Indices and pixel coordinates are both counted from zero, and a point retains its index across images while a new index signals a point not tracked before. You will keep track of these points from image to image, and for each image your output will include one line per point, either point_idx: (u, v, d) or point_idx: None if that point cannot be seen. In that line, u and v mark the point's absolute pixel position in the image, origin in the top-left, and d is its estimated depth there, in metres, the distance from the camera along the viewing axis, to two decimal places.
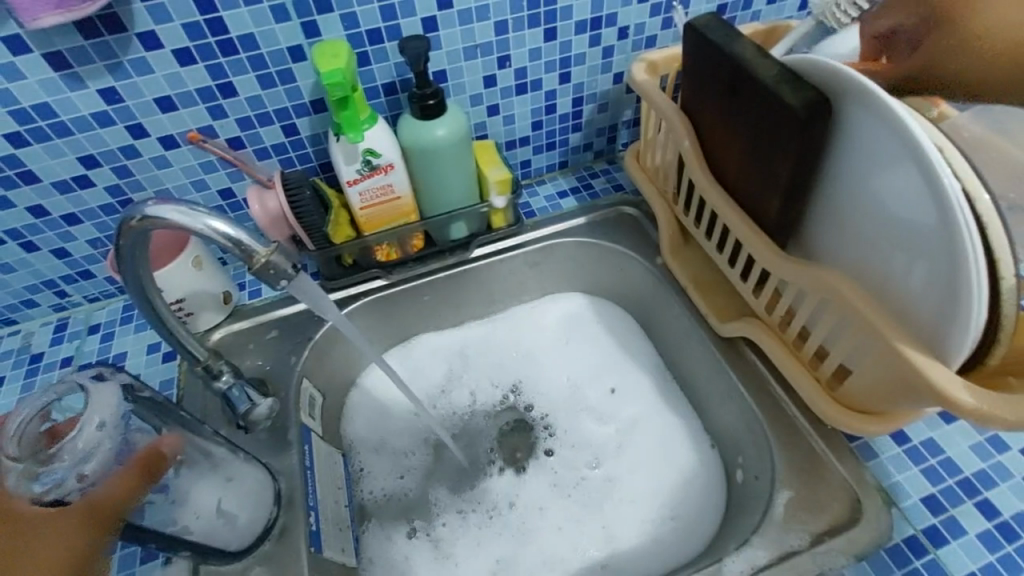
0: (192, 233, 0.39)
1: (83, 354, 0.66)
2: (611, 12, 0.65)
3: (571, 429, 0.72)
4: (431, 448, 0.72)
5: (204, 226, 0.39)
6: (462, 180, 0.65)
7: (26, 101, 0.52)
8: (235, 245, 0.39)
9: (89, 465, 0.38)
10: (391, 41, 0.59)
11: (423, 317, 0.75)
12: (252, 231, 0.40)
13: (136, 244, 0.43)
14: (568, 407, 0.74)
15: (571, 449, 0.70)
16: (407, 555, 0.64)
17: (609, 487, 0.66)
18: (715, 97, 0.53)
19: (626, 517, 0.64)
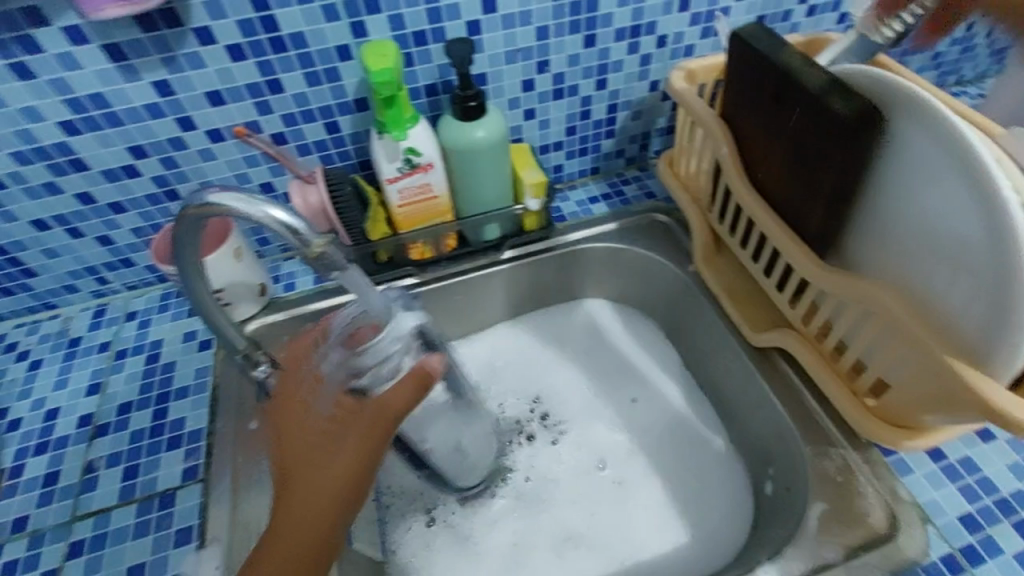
0: (249, 220, 0.39)
1: (120, 339, 0.68)
2: (651, 21, 0.66)
3: (582, 428, 0.72)
4: None
5: (261, 214, 0.38)
6: (498, 181, 0.66)
7: (82, 90, 0.53)
8: (290, 233, 0.39)
9: (386, 366, 0.44)
10: (436, 44, 0.60)
11: (468, 313, 0.76)
12: (307, 219, 0.39)
13: (190, 241, 0.44)
14: (594, 413, 0.73)
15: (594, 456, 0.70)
16: (430, 550, 0.64)
17: (625, 489, 0.66)
18: (758, 105, 0.53)
19: (642, 519, 0.64)
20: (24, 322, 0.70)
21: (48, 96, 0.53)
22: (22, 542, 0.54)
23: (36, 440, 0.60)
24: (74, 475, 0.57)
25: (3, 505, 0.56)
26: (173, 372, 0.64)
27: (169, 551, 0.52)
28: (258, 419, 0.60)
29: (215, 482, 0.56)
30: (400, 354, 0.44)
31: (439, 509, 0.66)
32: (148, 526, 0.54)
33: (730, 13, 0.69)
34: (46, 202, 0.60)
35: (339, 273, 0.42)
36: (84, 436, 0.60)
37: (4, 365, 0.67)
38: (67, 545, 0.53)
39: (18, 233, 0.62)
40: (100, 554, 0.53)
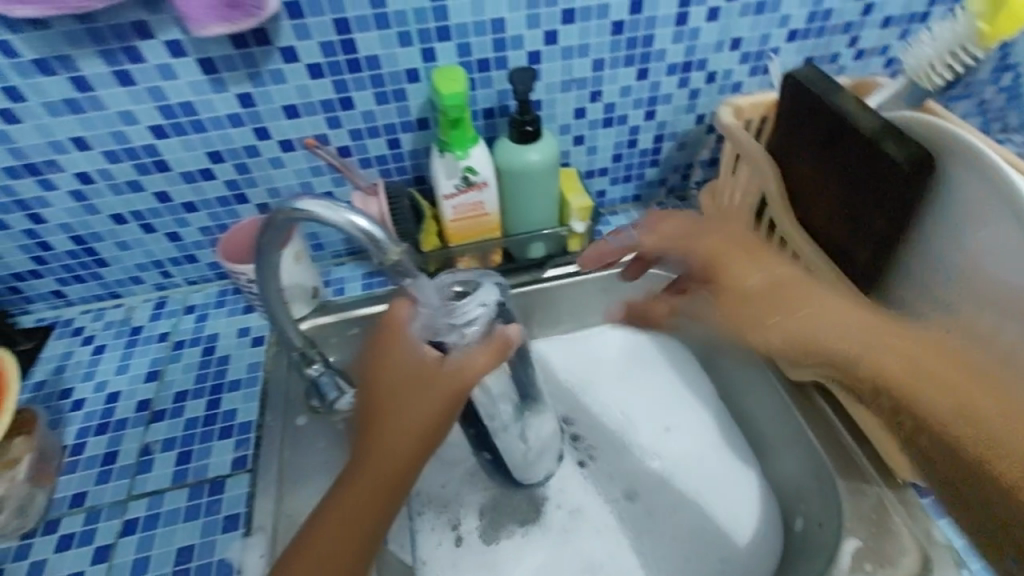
0: (332, 226, 0.42)
1: (179, 331, 0.72)
2: (702, 58, 0.69)
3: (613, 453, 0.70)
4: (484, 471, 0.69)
5: (343, 221, 0.42)
6: (546, 203, 0.69)
7: (174, 98, 0.58)
8: (368, 239, 0.43)
9: (472, 326, 0.51)
10: (498, 71, 0.63)
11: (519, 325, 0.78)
12: (384, 228, 0.43)
13: (272, 245, 0.48)
14: (624, 440, 0.72)
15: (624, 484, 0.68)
16: (455, 567, 0.62)
17: (655, 520, 0.65)
18: (809, 144, 0.55)
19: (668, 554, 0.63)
20: (90, 309, 0.75)
21: (144, 102, 0.57)
22: (79, 517, 0.57)
23: (98, 420, 0.64)
24: (131, 456, 0.61)
25: (64, 480, 0.59)
26: (227, 365, 0.68)
27: (217, 535, 0.55)
28: (307, 415, 0.65)
29: (261, 473, 0.58)
30: (483, 314, 0.52)
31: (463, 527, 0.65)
32: (198, 510, 0.56)
33: (778, 54, 0.71)
34: (128, 198, 0.65)
35: (409, 279, 0.46)
36: (142, 420, 0.63)
37: (71, 347, 0.71)
38: (122, 522, 0.56)
39: (98, 225, 0.67)
40: (152, 533, 0.55)
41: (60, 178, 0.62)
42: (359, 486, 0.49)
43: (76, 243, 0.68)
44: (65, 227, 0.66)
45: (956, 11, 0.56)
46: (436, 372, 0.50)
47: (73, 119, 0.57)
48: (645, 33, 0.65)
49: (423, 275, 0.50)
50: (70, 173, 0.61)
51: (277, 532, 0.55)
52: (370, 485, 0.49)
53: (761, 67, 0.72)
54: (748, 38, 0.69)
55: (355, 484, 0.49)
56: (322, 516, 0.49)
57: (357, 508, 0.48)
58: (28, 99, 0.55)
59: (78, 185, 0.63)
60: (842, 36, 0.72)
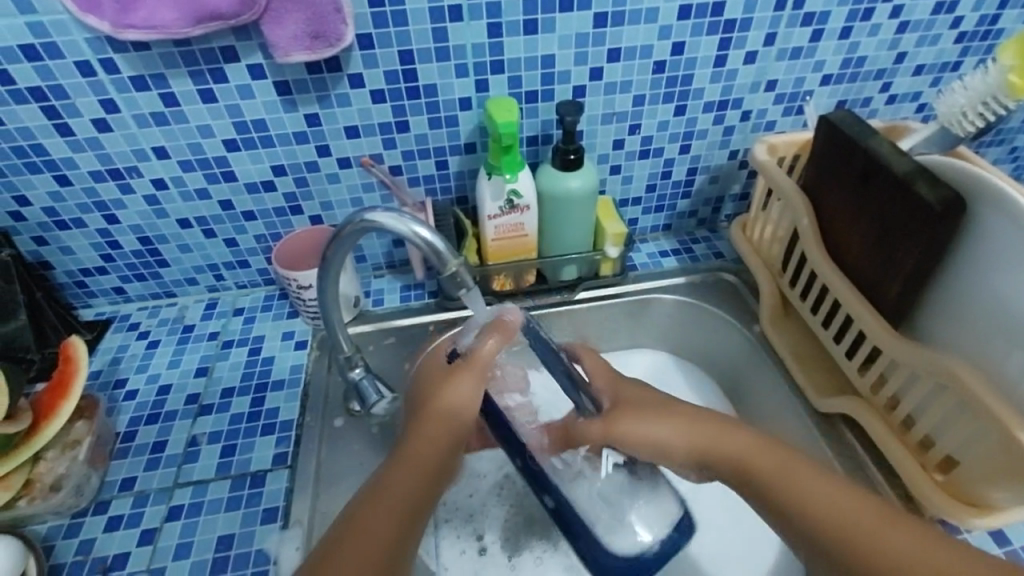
0: (400, 235, 0.46)
1: (228, 331, 0.76)
2: (738, 98, 0.72)
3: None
4: (509, 487, 0.70)
5: (411, 230, 0.46)
6: (583, 229, 0.72)
7: (249, 115, 0.63)
8: (431, 248, 0.47)
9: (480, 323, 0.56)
10: (545, 102, 0.68)
11: None
12: (447, 240, 0.47)
13: (338, 255, 0.53)
14: None
15: None
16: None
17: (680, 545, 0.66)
18: (842, 182, 0.57)
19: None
20: (146, 306, 0.79)
21: (221, 117, 0.63)
22: (128, 500, 0.60)
23: (149, 410, 0.67)
24: (179, 446, 0.64)
25: (116, 464, 0.63)
26: (271, 365, 0.71)
27: (256, 527, 0.57)
28: (343, 417, 0.67)
29: (300, 469, 0.61)
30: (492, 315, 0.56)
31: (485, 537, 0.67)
32: (240, 501, 0.59)
33: (812, 97, 0.74)
34: (195, 204, 0.70)
35: (466, 290, 0.49)
36: (190, 413, 0.67)
37: (127, 341, 0.75)
38: (167, 508, 0.59)
39: (165, 228, 0.72)
40: (195, 521, 0.58)
41: (139, 182, 0.67)
42: (390, 502, 0.47)
43: (142, 243, 0.73)
44: (136, 228, 0.71)
45: (986, 64, 0.59)
46: (455, 390, 0.53)
47: (158, 131, 0.63)
48: (684, 72, 0.68)
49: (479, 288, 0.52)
50: (147, 179, 0.67)
51: (313, 527, 0.58)
52: (402, 500, 0.48)
53: (794, 108, 0.75)
54: (783, 81, 0.72)
55: (387, 498, 0.47)
56: (345, 538, 0.45)
57: (391, 524, 0.46)
58: (121, 111, 0.61)
59: (153, 190, 0.68)
60: (874, 82, 0.75)
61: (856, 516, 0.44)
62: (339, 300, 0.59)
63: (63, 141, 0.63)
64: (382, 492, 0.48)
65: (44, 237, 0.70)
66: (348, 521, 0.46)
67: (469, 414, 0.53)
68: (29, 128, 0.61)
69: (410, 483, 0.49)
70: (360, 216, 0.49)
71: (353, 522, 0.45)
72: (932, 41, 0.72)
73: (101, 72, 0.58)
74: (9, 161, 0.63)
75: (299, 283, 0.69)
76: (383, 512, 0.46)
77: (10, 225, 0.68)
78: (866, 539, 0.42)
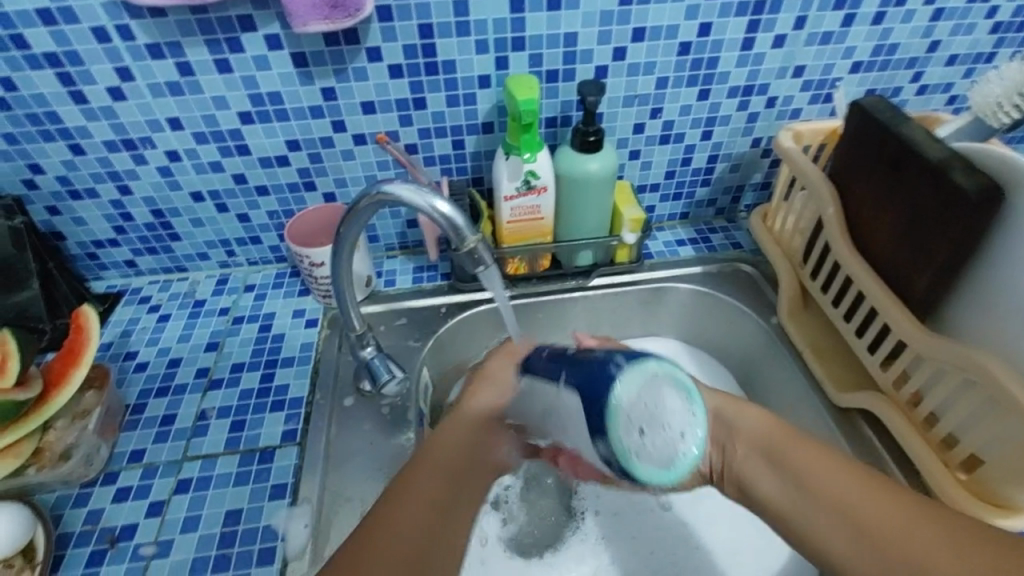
0: (416, 208, 0.46)
1: (238, 307, 0.75)
2: (764, 83, 0.70)
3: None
4: None
5: (428, 203, 0.46)
6: (600, 213, 0.70)
7: (264, 88, 0.62)
8: (449, 222, 0.46)
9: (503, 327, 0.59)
10: (565, 82, 0.66)
11: (555, 329, 0.78)
12: (465, 215, 0.46)
13: (351, 232, 0.53)
14: None
15: (650, 502, 0.68)
16: (484, 563, 0.62)
17: (697, 536, 0.66)
18: (871, 169, 0.56)
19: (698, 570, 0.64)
20: (158, 280, 0.79)
21: (236, 89, 0.62)
22: (136, 472, 0.60)
23: (159, 383, 0.67)
24: (189, 420, 0.64)
25: (125, 436, 0.62)
26: (282, 343, 0.71)
27: (264, 503, 0.57)
28: (354, 396, 0.66)
29: (310, 447, 0.61)
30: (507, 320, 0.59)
31: (491, 523, 0.65)
32: (248, 476, 0.59)
33: (840, 85, 0.72)
34: (208, 177, 0.69)
35: (484, 268, 0.48)
36: (199, 387, 0.67)
37: (138, 314, 0.75)
38: (175, 481, 0.59)
39: (178, 201, 0.71)
40: (204, 495, 0.58)
41: (152, 154, 0.66)
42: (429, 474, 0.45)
43: (155, 216, 0.72)
44: (149, 200, 0.71)
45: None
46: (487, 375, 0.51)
47: (172, 101, 0.62)
48: (710, 55, 0.67)
49: (497, 267, 0.51)
50: (161, 150, 0.66)
51: (322, 505, 0.57)
52: (443, 474, 0.45)
53: (821, 96, 0.73)
54: (811, 67, 0.70)
55: (425, 471, 0.45)
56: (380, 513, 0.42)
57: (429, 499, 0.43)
58: (136, 80, 0.60)
59: (166, 162, 0.67)
60: (905, 71, 0.72)
61: (881, 501, 0.41)
62: (353, 277, 0.58)
63: (77, 109, 0.62)
64: (418, 464, 0.45)
65: (57, 207, 0.70)
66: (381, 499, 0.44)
67: (503, 396, 0.49)
68: (43, 95, 0.61)
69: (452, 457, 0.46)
70: (377, 189, 0.49)
71: (390, 498, 0.43)
72: (967, 30, 0.69)
73: (117, 39, 0.57)
74: (23, 128, 0.63)
75: (312, 261, 0.69)
76: (421, 487, 0.44)
77: (24, 193, 0.68)
78: (885, 520, 0.40)
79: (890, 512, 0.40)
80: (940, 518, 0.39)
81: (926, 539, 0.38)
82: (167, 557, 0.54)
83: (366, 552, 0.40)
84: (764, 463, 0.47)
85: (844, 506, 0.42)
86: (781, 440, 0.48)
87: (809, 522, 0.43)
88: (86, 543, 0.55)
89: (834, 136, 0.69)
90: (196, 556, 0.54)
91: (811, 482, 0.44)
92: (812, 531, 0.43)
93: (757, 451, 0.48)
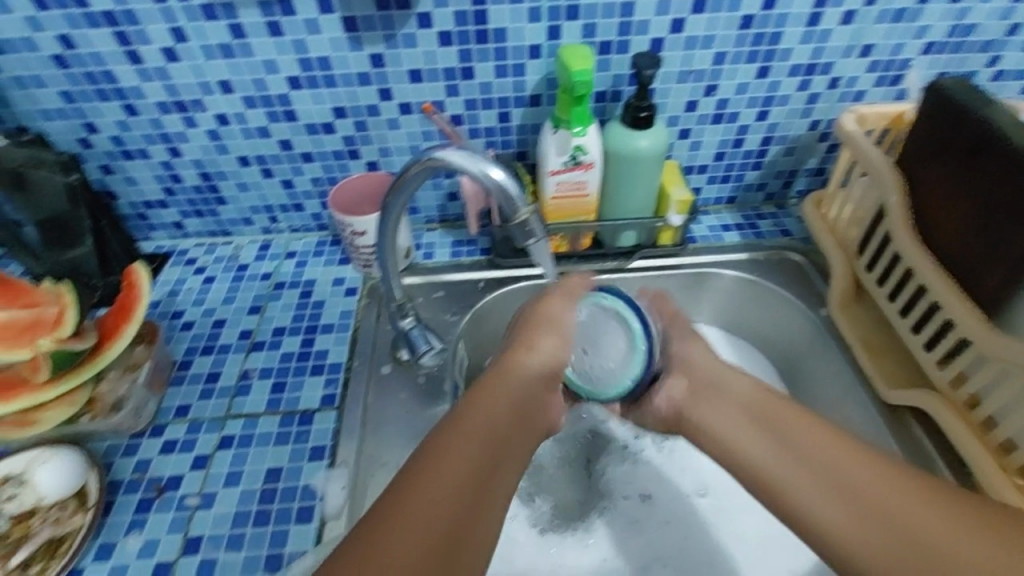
0: (469, 173, 0.46)
1: (280, 273, 0.76)
2: (828, 62, 0.67)
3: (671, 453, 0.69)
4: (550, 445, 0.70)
5: (480, 169, 0.46)
6: (647, 192, 0.69)
7: (314, 52, 0.62)
8: (501, 190, 0.46)
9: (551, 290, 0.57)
10: (618, 54, 0.64)
11: None
12: (516, 184, 0.46)
13: (398, 203, 0.53)
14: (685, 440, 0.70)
15: (683, 487, 0.67)
16: (512, 537, 0.63)
17: (729, 525, 0.65)
18: (951, 157, 0.53)
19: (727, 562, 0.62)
20: (203, 243, 0.80)
21: (287, 53, 0.62)
22: (182, 427, 0.62)
23: (204, 342, 0.69)
24: (232, 379, 0.65)
25: (171, 391, 0.64)
26: (321, 310, 0.72)
27: (303, 463, 0.58)
28: (391, 365, 0.67)
29: (348, 412, 0.62)
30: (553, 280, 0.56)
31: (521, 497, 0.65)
32: (288, 437, 0.60)
33: (910, 66, 0.68)
34: (255, 141, 0.70)
35: (534, 241, 0.48)
36: (243, 348, 0.68)
37: (184, 275, 0.76)
38: (218, 437, 0.61)
39: (225, 164, 0.72)
40: (246, 452, 0.59)
41: (202, 116, 0.67)
42: (462, 444, 0.43)
43: (203, 179, 0.73)
44: (198, 163, 0.72)
45: None
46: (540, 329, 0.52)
47: (224, 63, 0.63)
48: (773, 29, 0.63)
49: (547, 241, 0.50)
50: (211, 113, 0.67)
51: (359, 468, 0.58)
52: (480, 441, 0.44)
53: (889, 78, 0.69)
54: (881, 46, 0.66)
55: (456, 442, 0.43)
56: (407, 488, 0.40)
57: (463, 470, 0.42)
58: (190, 41, 0.61)
59: (215, 125, 0.68)
60: (982, 54, 0.68)
61: (891, 489, 0.41)
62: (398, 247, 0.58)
63: (132, 69, 0.63)
64: (453, 430, 0.44)
65: (111, 167, 0.72)
66: (409, 470, 0.42)
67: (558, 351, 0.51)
68: (100, 54, 0.61)
69: (488, 429, 0.45)
70: (429, 155, 0.49)
71: (417, 471, 0.41)
72: None
73: None
74: (81, 87, 0.64)
75: (354, 229, 0.69)
76: (453, 458, 0.42)
77: (80, 151, 0.70)
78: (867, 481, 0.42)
79: (876, 478, 0.42)
80: (942, 500, 0.40)
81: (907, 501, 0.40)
82: (211, 509, 0.56)
83: (392, 527, 0.38)
84: (752, 430, 0.49)
85: (830, 471, 0.44)
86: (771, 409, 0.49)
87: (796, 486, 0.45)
88: (135, 491, 0.57)
89: (900, 121, 0.65)
90: (238, 510, 0.55)
91: (799, 448, 0.46)
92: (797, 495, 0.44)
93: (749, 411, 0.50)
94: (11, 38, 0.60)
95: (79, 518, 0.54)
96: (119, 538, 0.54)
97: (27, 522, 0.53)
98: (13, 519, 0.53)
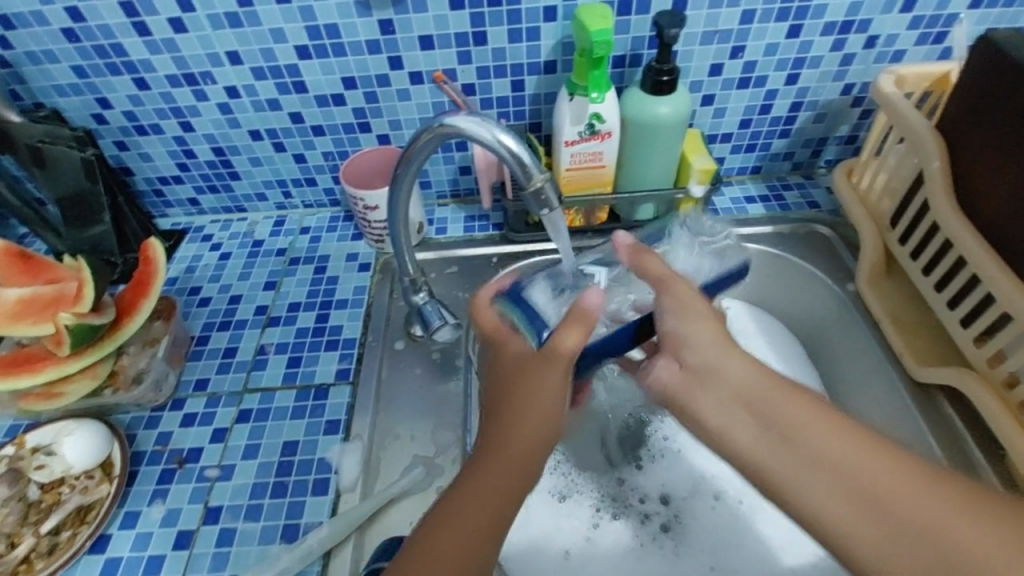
0: (481, 141, 0.45)
1: (295, 249, 0.76)
2: (866, 18, 0.62)
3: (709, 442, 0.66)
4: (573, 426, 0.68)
5: (492, 136, 0.44)
6: (666, 162, 0.66)
7: (322, 20, 0.60)
8: (513, 158, 0.45)
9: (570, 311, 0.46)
10: (639, 15, 0.60)
11: None
12: (530, 152, 0.45)
13: (409, 173, 0.51)
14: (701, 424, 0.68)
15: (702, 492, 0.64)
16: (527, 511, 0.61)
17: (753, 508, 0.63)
18: (1000, 119, 0.50)
19: (745, 545, 0.61)
20: (218, 220, 0.80)
21: (294, 21, 0.60)
22: (202, 400, 0.62)
23: (221, 318, 0.69)
24: (249, 353, 0.66)
25: (190, 365, 0.65)
26: (336, 285, 0.71)
27: (319, 436, 0.58)
28: (404, 341, 0.67)
29: (362, 386, 0.62)
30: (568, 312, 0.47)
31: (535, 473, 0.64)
32: (303, 411, 0.60)
33: (957, 21, 0.63)
34: (266, 115, 0.69)
35: (549, 211, 0.47)
36: (259, 323, 0.68)
37: (201, 252, 0.77)
38: (236, 411, 0.61)
39: (237, 139, 0.71)
40: (263, 425, 0.60)
41: (213, 90, 0.66)
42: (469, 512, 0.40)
43: (215, 154, 0.73)
44: (210, 138, 0.71)
45: None
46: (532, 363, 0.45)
47: (231, 33, 0.61)
48: None
49: (560, 211, 0.49)
50: (222, 86, 0.66)
51: (373, 442, 0.59)
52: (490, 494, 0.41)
53: (932, 35, 0.64)
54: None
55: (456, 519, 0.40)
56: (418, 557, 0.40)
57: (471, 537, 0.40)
58: (196, 11, 0.59)
59: (225, 98, 0.67)
60: None
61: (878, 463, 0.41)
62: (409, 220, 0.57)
63: (140, 41, 0.62)
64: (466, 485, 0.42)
65: (125, 142, 0.72)
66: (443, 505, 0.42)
67: None
68: (108, 26, 0.61)
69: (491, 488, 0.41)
70: (436, 125, 0.47)
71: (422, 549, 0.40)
72: None
73: None
74: (91, 61, 0.63)
75: (366, 204, 0.68)
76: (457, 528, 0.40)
77: (94, 127, 0.70)
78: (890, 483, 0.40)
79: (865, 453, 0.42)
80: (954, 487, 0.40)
81: (923, 492, 0.39)
82: (230, 480, 0.57)
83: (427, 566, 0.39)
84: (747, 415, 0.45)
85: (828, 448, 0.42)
86: (777, 398, 0.45)
87: (794, 487, 0.43)
88: (158, 462, 0.58)
89: (943, 83, 0.61)
90: (256, 482, 0.56)
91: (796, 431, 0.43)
92: (803, 490, 0.42)
93: (742, 414, 0.45)
94: (21, 12, 0.59)
95: (105, 487, 0.55)
96: (143, 507, 0.56)
97: (56, 490, 0.54)
98: (43, 487, 0.55)
